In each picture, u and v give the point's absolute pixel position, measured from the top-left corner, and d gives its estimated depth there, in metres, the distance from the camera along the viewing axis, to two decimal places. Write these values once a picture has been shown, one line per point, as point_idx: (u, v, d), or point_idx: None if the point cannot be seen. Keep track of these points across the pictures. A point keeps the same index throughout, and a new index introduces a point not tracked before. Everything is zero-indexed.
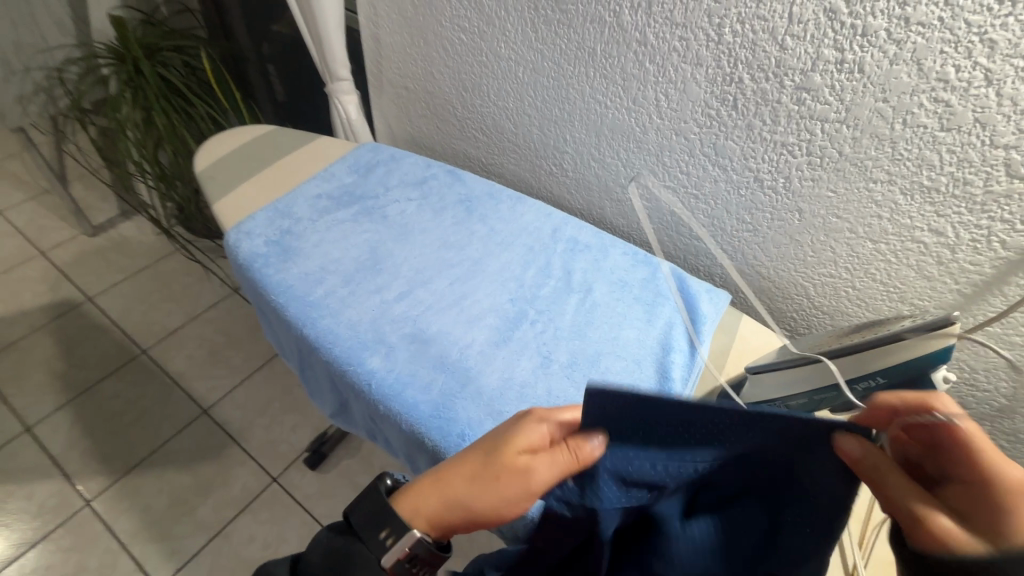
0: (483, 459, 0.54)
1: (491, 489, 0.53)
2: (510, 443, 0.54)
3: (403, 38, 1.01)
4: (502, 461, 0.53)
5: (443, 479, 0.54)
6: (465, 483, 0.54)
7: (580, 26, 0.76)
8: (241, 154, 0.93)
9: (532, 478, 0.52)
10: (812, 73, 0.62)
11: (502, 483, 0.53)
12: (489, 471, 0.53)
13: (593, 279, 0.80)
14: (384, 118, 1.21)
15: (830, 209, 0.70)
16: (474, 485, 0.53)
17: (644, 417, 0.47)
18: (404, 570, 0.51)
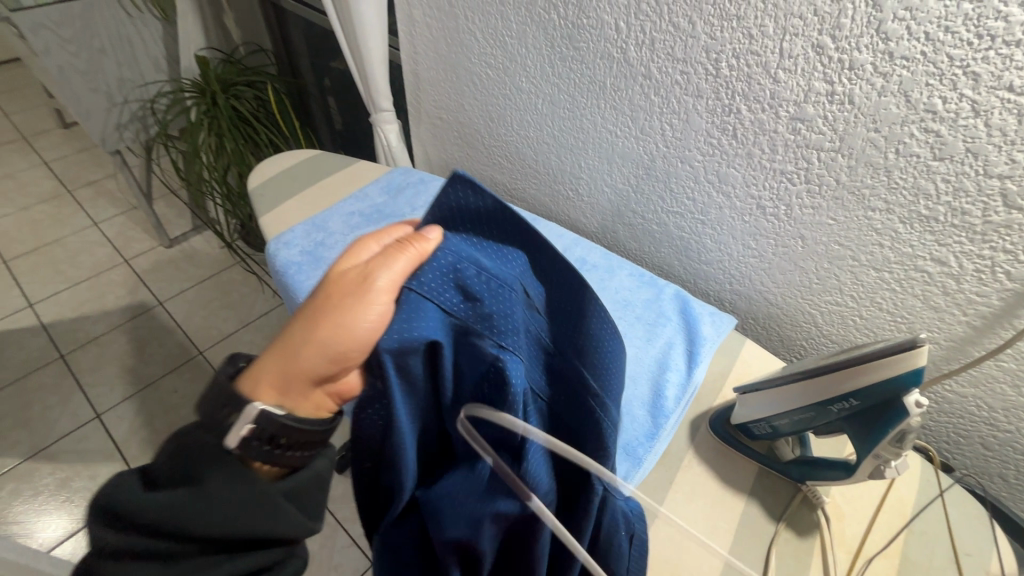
0: (314, 297, 0.50)
1: (336, 320, 0.48)
2: (339, 273, 0.51)
3: (438, 73, 1.11)
4: (339, 285, 0.50)
5: (285, 333, 0.49)
6: (304, 333, 0.48)
7: (591, 61, 0.82)
8: (290, 175, 1.04)
9: (371, 286, 0.48)
10: (805, 104, 0.64)
11: (341, 307, 0.48)
12: (325, 304, 0.49)
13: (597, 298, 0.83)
14: (422, 146, 1.31)
15: (831, 237, 0.71)
16: (314, 323, 0.48)
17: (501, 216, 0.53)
18: (264, 452, 0.46)
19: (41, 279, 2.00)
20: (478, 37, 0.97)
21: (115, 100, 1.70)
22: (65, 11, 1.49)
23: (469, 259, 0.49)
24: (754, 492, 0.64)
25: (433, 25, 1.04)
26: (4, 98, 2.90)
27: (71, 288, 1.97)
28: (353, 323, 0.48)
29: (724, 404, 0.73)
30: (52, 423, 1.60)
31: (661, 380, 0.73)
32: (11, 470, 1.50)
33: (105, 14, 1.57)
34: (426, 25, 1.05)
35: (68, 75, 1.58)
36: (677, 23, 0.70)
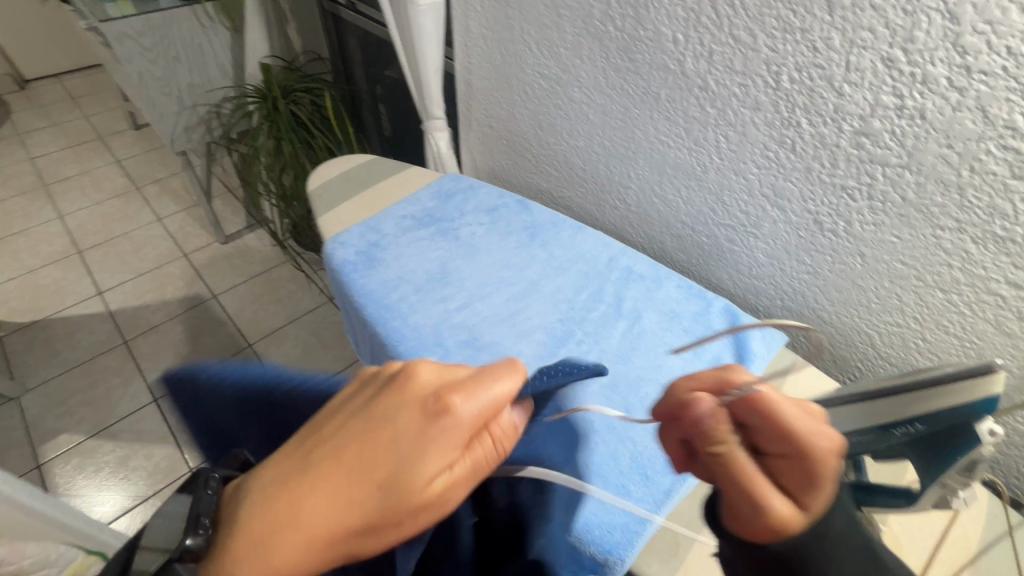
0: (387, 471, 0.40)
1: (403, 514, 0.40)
2: (426, 428, 0.41)
3: (491, 83, 1.14)
4: (435, 452, 0.41)
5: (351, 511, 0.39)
6: (355, 525, 0.39)
7: (646, 73, 0.83)
8: (346, 178, 1.09)
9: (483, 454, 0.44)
10: (871, 118, 0.63)
11: (413, 516, 0.40)
12: (399, 493, 0.40)
13: (643, 308, 0.83)
14: (470, 153, 1.34)
15: (895, 255, 0.69)
16: (377, 528, 0.40)
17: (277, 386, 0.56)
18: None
19: (110, 269, 2.15)
20: (533, 47, 0.99)
21: (185, 104, 1.82)
22: (147, 21, 1.61)
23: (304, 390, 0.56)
24: None
25: (489, 36, 1.07)
26: (85, 100, 3.14)
27: (136, 279, 2.11)
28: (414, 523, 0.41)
29: None
30: (114, 404, 1.71)
31: None
32: (76, 446, 1.61)
33: (181, 24, 1.68)
34: (481, 36, 1.08)
35: (145, 80, 1.69)
36: (737, 36, 0.69)
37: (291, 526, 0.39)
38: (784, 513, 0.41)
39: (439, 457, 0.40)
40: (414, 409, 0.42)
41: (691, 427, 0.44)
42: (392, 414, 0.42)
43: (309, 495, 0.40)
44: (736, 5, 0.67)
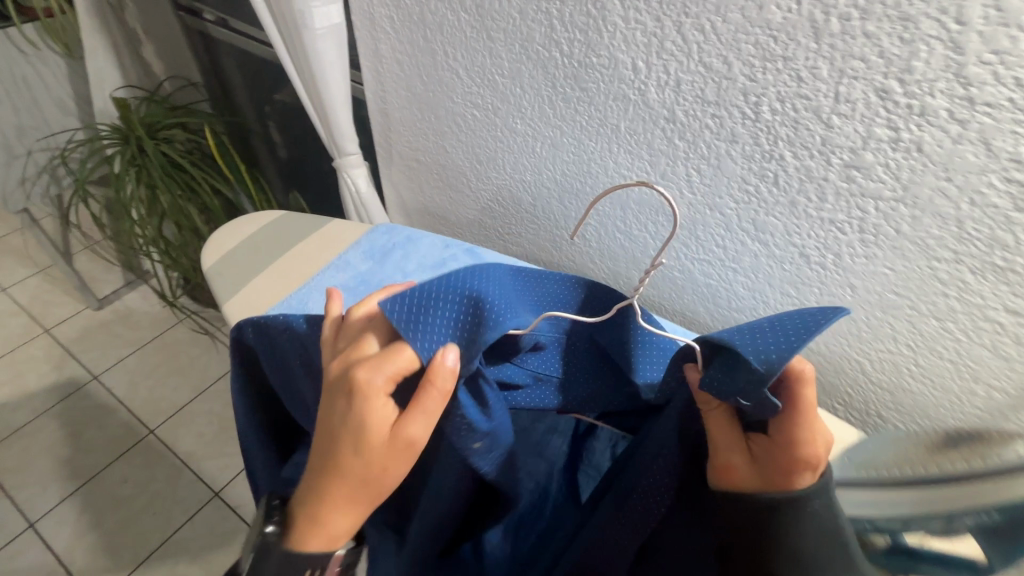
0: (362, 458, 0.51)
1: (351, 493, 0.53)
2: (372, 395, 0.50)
3: (413, 113, 0.99)
4: (381, 446, 0.51)
5: (329, 500, 0.53)
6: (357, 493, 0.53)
7: (601, 104, 0.73)
8: (251, 246, 0.90)
9: (402, 439, 0.50)
10: (863, 151, 0.57)
11: (394, 467, 0.52)
12: (363, 450, 0.51)
13: None
14: (395, 187, 1.18)
15: (888, 286, 0.65)
16: (373, 478, 0.52)
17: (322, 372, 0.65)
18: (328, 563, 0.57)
19: None
20: (463, 75, 0.85)
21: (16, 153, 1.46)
22: None
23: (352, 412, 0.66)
24: None
25: (407, 62, 0.92)
26: None
27: None
28: (392, 445, 0.51)
29: None
30: None
31: None
32: None
33: None
34: (396, 60, 0.93)
35: None
36: (709, 63, 0.61)
37: (337, 503, 0.53)
38: (746, 476, 0.48)
39: (380, 428, 0.51)
40: (376, 410, 0.51)
41: (785, 452, 0.47)
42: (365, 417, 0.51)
43: (341, 488, 0.52)
44: (707, 31, 0.59)
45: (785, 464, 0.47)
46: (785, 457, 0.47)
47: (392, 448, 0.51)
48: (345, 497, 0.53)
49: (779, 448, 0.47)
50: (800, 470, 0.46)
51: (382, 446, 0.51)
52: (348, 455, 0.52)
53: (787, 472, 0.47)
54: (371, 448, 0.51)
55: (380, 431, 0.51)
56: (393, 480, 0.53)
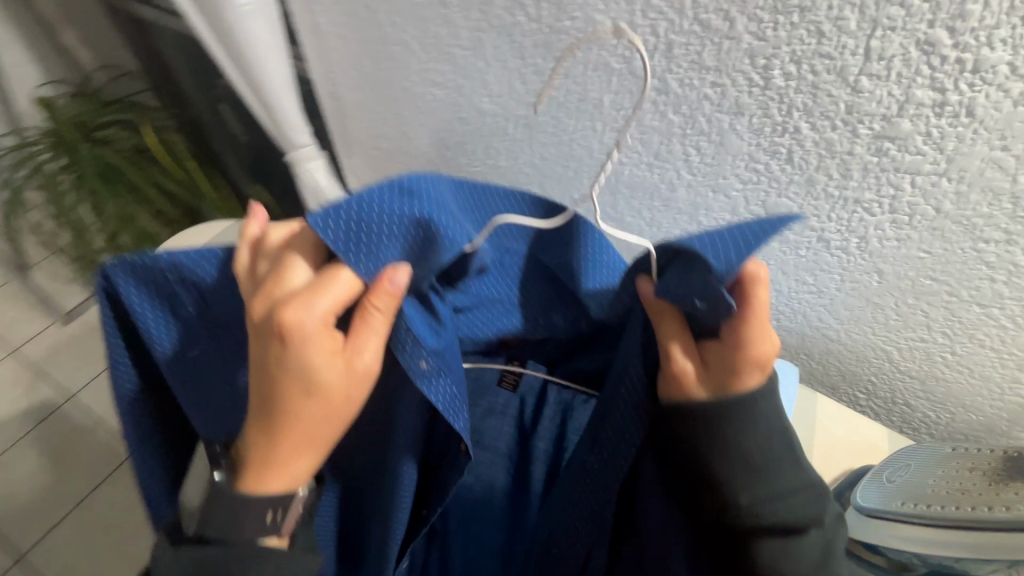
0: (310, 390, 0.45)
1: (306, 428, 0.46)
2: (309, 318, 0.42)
3: (367, 96, 0.87)
4: (331, 375, 0.44)
5: (285, 440, 0.47)
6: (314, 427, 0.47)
7: (579, 76, 0.62)
8: None
9: (353, 364, 0.44)
10: (898, 119, 0.47)
11: (349, 394, 0.46)
12: (313, 385, 0.45)
13: None
14: (358, 178, 1.06)
15: (922, 270, 0.57)
16: (325, 407, 0.46)
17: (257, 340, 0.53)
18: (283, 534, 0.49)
19: None
20: (417, 50, 0.73)
21: None
22: None
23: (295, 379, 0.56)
24: None
25: (351, 37, 0.79)
26: None
27: None
28: (343, 375, 0.44)
29: None
30: None
31: None
32: None
33: None
34: (339, 36, 0.80)
35: None
36: (706, 20, 0.50)
37: (297, 448, 0.48)
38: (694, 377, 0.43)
39: (326, 355, 0.44)
40: (318, 335, 0.43)
41: (737, 357, 0.41)
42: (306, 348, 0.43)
43: (297, 425, 0.46)
44: None
45: (734, 366, 0.42)
46: (738, 364, 0.41)
47: (345, 379, 0.44)
48: (292, 443, 0.47)
49: (727, 352, 0.42)
50: (748, 370, 0.42)
51: (335, 374, 0.44)
52: (299, 389, 0.45)
53: (735, 373, 0.42)
54: (317, 379, 0.44)
55: (326, 358, 0.44)
56: (348, 408, 0.47)
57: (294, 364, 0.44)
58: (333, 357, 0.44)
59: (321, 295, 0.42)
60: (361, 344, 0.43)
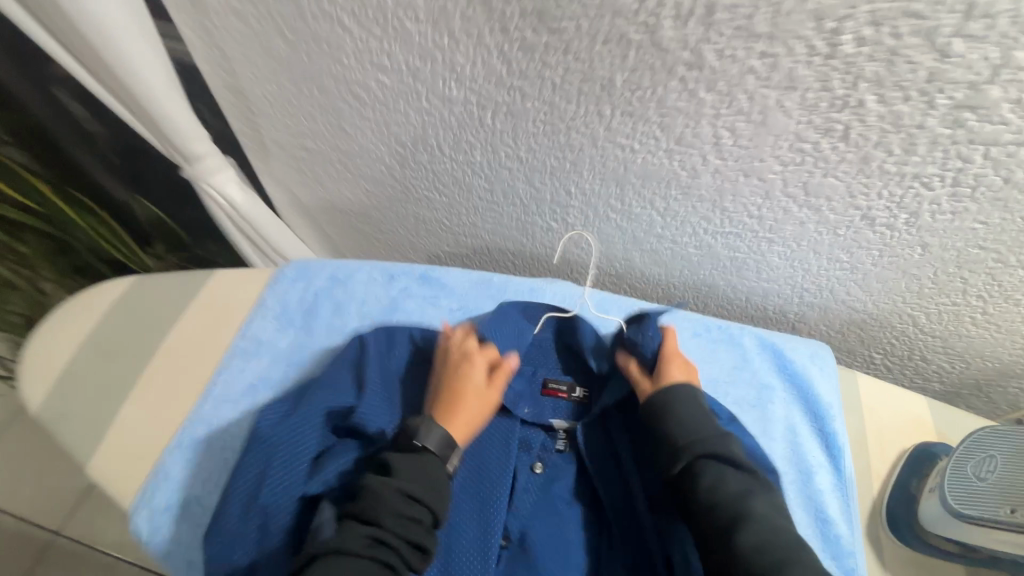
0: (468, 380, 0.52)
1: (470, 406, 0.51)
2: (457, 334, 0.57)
3: (283, 88, 0.67)
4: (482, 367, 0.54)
5: (460, 411, 0.51)
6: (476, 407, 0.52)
7: (583, 51, 0.49)
8: (97, 347, 0.60)
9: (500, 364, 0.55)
10: (988, 86, 0.40)
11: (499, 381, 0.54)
12: (466, 368, 0.53)
13: None
14: (283, 185, 0.86)
15: (972, 241, 0.53)
16: (481, 392, 0.52)
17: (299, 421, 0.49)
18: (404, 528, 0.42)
19: None
20: (351, 26, 0.55)
21: None
22: None
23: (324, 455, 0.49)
24: None
25: (250, 11, 0.58)
26: None
27: None
28: (486, 399, 0.53)
29: (890, 487, 0.56)
30: None
31: (812, 492, 0.55)
32: None
33: None
34: (232, 10, 0.59)
35: None
36: None
37: (466, 418, 0.51)
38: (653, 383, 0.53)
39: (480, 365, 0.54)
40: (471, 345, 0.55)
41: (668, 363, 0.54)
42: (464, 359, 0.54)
43: (465, 402, 0.51)
44: None
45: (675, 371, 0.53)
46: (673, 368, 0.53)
47: (486, 403, 0.52)
48: (460, 423, 0.50)
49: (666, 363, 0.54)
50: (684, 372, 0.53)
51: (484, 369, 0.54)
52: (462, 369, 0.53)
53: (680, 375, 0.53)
54: (468, 392, 0.52)
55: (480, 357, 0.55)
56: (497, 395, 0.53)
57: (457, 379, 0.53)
58: (481, 387, 0.53)
59: (477, 351, 0.55)
60: (499, 391, 0.54)
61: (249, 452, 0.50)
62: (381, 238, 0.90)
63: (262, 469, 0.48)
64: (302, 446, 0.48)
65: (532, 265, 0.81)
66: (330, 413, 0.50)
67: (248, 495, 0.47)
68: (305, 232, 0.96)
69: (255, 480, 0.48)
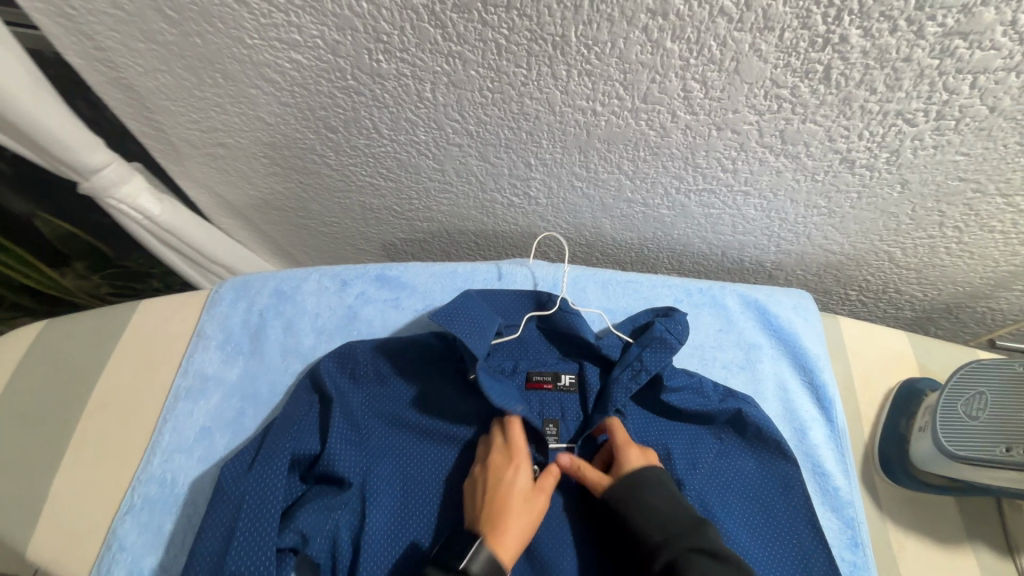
0: (516, 485, 0.46)
1: (517, 514, 0.45)
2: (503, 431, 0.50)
3: (180, 77, 0.56)
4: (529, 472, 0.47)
5: (505, 517, 0.44)
6: (524, 513, 0.45)
7: (529, 5, 0.42)
8: (11, 409, 0.52)
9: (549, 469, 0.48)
10: (982, 8, 0.36)
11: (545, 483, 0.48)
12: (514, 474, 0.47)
13: (677, 361, 0.58)
14: (204, 186, 0.76)
15: (954, 174, 0.50)
16: (529, 495, 0.46)
17: (261, 473, 0.45)
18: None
19: None
20: None
21: None
22: None
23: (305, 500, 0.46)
24: (968, 530, 0.52)
25: None
26: None
27: None
28: (534, 506, 0.46)
29: (880, 430, 0.57)
30: None
31: (807, 446, 0.54)
32: None
33: None
34: None
35: None
36: None
37: (512, 530, 0.44)
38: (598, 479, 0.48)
39: (526, 468, 0.47)
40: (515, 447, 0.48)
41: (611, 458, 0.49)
42: (505, 463, 0.47)
43: (513, 508, 0.45)
44: None
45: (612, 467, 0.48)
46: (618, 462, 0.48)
47: (533, 511, 0.46)
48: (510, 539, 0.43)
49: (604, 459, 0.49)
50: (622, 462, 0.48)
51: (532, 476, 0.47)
52: (512, 474, 0.46)
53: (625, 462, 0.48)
54: (513, 501, 0.45)
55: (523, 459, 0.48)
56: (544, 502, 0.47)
57: (499, 488, 0.46)
58: (526, 492, 0.46)
59: (515, 450, 0.48)
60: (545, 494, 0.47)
61: (212, 507, 0.45)
62: (327, 232, 0.82)
63: (228, 525, 0.43)
64: (270, 493, 0.44)
65: (496, 243, 0.75)
66: (296, 459, 0.47)
67: (216, 554, 0.43)
68: (241, 234, 0.87)
69: (223, 539, 0.43)
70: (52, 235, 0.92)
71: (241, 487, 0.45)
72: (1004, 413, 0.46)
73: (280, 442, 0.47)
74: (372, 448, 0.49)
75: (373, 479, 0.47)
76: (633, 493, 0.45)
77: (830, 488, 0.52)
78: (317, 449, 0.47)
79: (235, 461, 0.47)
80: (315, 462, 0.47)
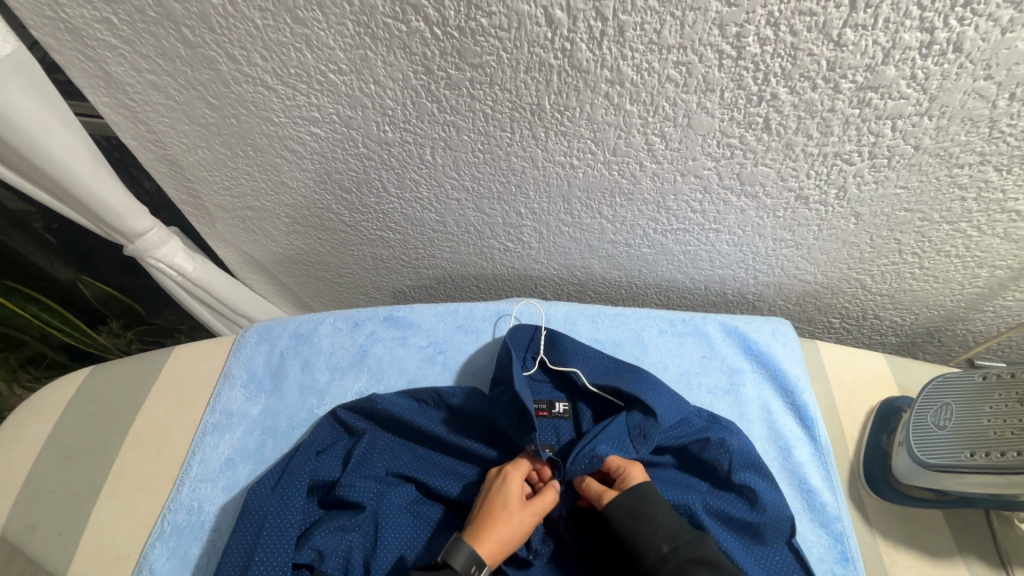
0: (509, 491, 0.50)
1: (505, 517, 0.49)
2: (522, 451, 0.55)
3: (217, 152, 0.66)
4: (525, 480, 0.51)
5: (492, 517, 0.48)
6: (513, 517, 0.49)
7: (508, 81, 0.50)
8: (59, 448, 0.57)
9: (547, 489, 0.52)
10: (884, 67, 0.43)
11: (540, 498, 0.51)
12: (513, 482, 0.51)
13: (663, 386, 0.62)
14: (233, 245, 0.84)
15: (898, 205, 0.56)
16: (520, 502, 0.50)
17: (283, 496, 0.50)
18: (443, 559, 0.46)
19: None
20: (276, 84, 0.55)
21: None
22: None
23: (322, 523, 0.50)
24: (960, 546, 0.53)
25: (171, 83, 0.57)
26: None
27: None
28: (525, 514, 0.49)
29: (863, 448, 0.59)
30: None
31: (792, 464, 0.57)
32: None
33: None
34: (151, 84, 0.58)
35: None
36: None
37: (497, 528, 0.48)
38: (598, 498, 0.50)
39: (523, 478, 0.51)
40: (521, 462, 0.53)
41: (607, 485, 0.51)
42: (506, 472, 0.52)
43: (503, 512, 0.49)
44: None
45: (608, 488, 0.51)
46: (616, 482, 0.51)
47: (522, 521, 0.49)
48: (494, 538, 0.47)
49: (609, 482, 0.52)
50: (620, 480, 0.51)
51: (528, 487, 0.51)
52: (508, 480, 0.51)
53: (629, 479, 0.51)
54: (503, 505, 0.49)
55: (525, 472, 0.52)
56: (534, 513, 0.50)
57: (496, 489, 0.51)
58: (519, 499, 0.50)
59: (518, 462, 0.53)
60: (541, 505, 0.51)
61: (237, 527, 0.49)
62: (342, 282, 0.89)
63: (250, 544, 0.48)
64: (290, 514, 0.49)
65: (496, 285, 0.82)
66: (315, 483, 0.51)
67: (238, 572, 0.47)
68: (264, 288, 0.94)
69: (245, 556, 0.47)
70: (94, 297, 0.98)
71: (263, 508, 0.49)
72: (969, 422, 0.49)
73: (302, 470, 0.52)
74: (383, 478, 0.53)
75: (385, 505, 0.51)
76: (648, 503, 0.48)
77: (818, 504, 0.55)
78: (335, 475, 0.52)
79: (258, 486, 0.51)
80: (331, 488, 0.52)
